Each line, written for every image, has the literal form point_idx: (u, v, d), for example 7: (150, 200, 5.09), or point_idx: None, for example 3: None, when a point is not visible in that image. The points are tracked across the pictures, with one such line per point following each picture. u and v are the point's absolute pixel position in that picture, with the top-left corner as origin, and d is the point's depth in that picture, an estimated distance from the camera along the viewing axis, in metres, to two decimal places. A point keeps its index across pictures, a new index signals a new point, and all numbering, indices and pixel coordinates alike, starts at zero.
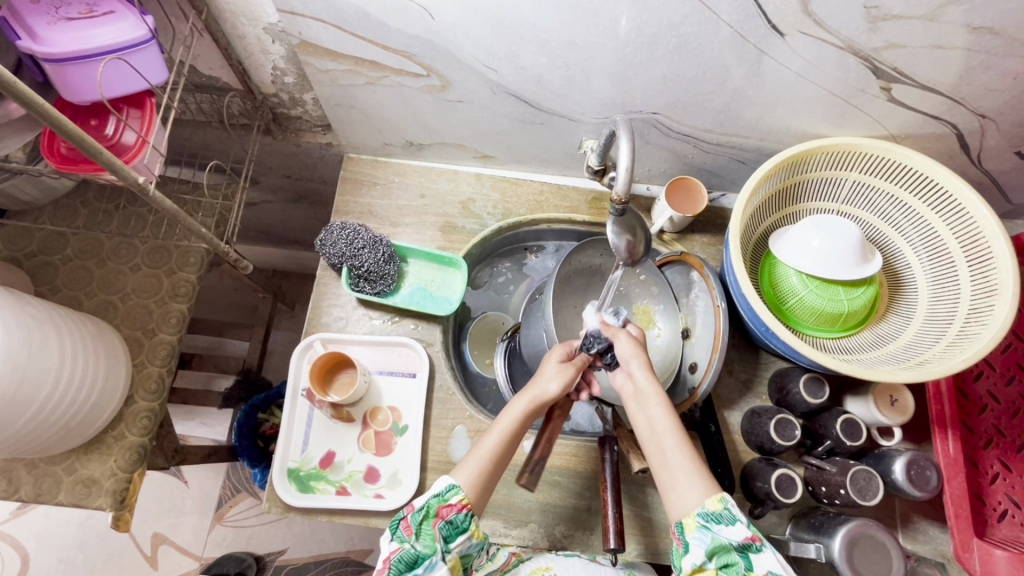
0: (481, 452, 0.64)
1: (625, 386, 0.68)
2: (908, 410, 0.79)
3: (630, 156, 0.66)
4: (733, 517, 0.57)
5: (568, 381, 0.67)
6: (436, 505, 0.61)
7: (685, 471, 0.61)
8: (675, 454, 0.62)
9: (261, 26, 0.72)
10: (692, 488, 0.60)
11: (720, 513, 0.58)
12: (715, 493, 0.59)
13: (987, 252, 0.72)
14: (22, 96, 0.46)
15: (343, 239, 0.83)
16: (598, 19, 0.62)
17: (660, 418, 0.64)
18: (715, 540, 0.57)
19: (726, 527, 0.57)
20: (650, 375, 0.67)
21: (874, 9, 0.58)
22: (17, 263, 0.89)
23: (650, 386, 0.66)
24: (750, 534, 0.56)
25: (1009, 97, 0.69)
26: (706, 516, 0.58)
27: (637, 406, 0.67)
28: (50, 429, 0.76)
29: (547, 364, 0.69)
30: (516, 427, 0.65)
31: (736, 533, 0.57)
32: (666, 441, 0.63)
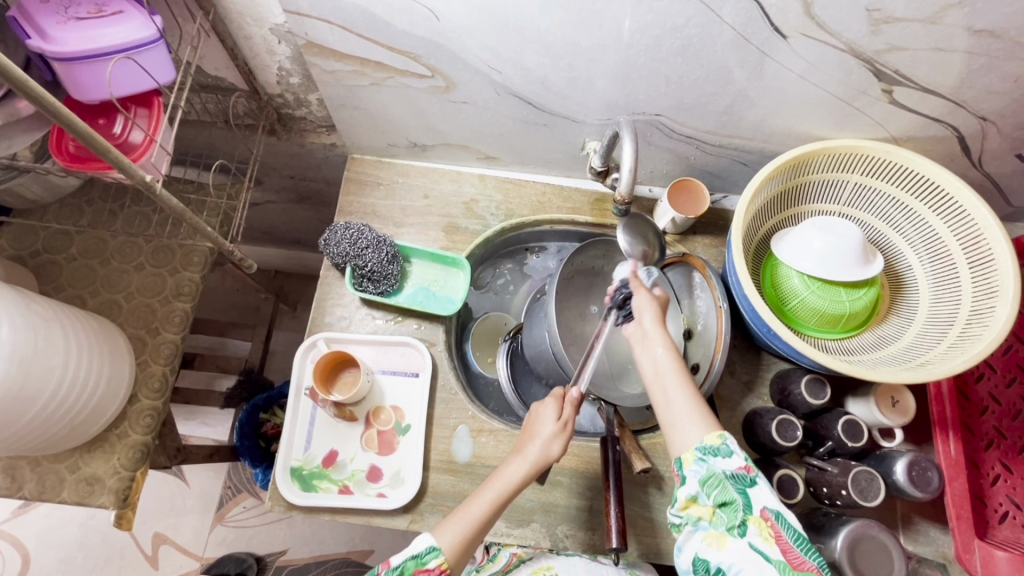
0: (467, 515, 0.64)
1: (634, 332, 0.68)
2: (909, 411, 0.80)
3: (633, 157, 0.68)
4: (729, 451, 0.57)
5: (559, 448, 0.68)
6: (413, 566, 0.61)
7: (686, 411, 0.61)
8: (676, 395, 0.62)
9: (267, 26, 0.72)
10: (692, 426, 0.60)
11: (718, 447, 0.58)
12: (714, 430, 0.59)
13: (988, 254, 0.73)
14: (32, 94, 0.46)
15: (346, 239, 0.83)
16: (603, 21, 0.62)
17: (664, 360, 0.65)
18: (709, 472, 0.58)
19: (721, 459, 0.58)
20: (659, 324, 0.67)
21: (876, 12, 0.59)
22: (22, 262, 0.89)
23: (657, 333, 0.66)
24: (745, 464, 0.57)
25: (1011, 100, 0.69)
26: (704, 450, 0.58)
27: (643, 348, 0.67)
28: (54, 427, 0.76)
29: (544, 423, 0.68)
30: (505, 495, 0.65)
31: (731, 464, 0.57)
32: (669, 381, 0.63)
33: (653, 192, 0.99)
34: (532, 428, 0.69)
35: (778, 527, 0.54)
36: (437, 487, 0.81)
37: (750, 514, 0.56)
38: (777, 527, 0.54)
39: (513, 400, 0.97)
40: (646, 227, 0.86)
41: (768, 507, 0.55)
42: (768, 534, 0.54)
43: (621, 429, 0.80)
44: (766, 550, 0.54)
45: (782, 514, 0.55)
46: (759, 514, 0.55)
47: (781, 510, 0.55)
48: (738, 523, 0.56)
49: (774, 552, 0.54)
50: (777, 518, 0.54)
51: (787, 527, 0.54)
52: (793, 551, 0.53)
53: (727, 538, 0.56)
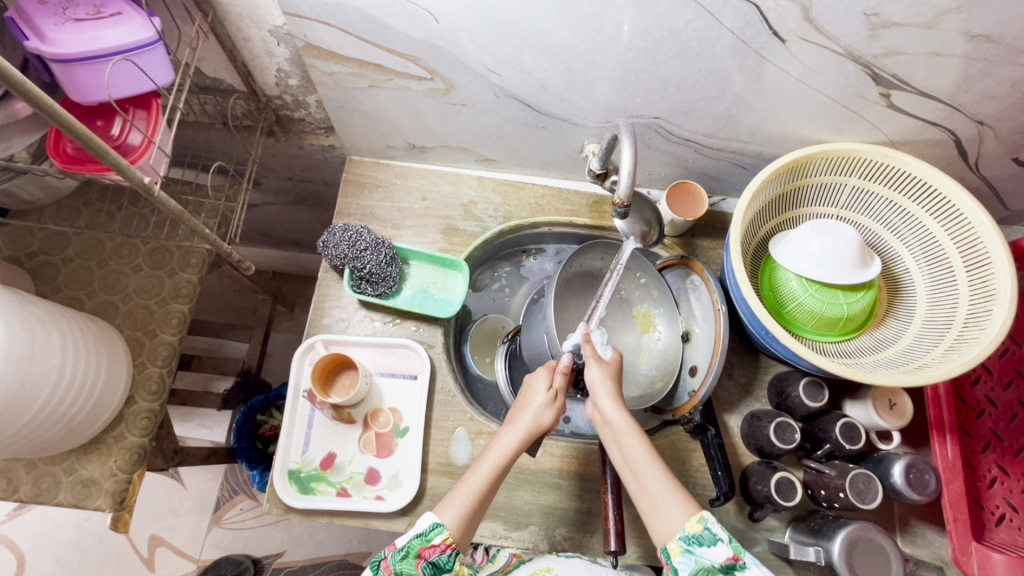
0: (465, 489, 0.64)
1: (598, 416, 0.69)
2: (906, 414, 0.80)
3: (632, 160, 0.69)
4: (713, 539, 0.56)
5: (550, 418, 0.68)
6: (419, 545, 0.61)
7: (665, 495, 0.61)
8: (652, 479, 0.62)
9: (266, 28, 0.72)
10: (674, 511, 0.60)
11: (700, 535, 0.57)
12: (694, 514, 0.58)
13: (985, 258, 0.73)
14: (30, 96, 0.46)
15: (345, 241, 0.83)
16: (602, 24, 0.62)
17: (633, 443, 0.65)
18: (698, 563, 0.57)
19: (707, 548, 0.57)
20: (617, 405, 0.67)
21: (874, 16, 0.59)
22: (18, 263, 0.89)
23: (618, 415, 0.66)
24: (732, 554, 0.56)
25: (1008, 104, 0.70)
26: (689, 540, 0.57)
27: (609, 436, 0.67)
28: (50, 429, 0.76)
29: (534, 392, 0.69)
30: (501, 464, 0.65)
31: (718, 554, 0.56)
32: (643, 467, 0.63)
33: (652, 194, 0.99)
34: (521, 401, 0.69)
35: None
36: (435, 489, 0.81)
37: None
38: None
39: (513, 403, 0.97)
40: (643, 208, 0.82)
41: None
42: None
43: None
44: None
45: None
46: None
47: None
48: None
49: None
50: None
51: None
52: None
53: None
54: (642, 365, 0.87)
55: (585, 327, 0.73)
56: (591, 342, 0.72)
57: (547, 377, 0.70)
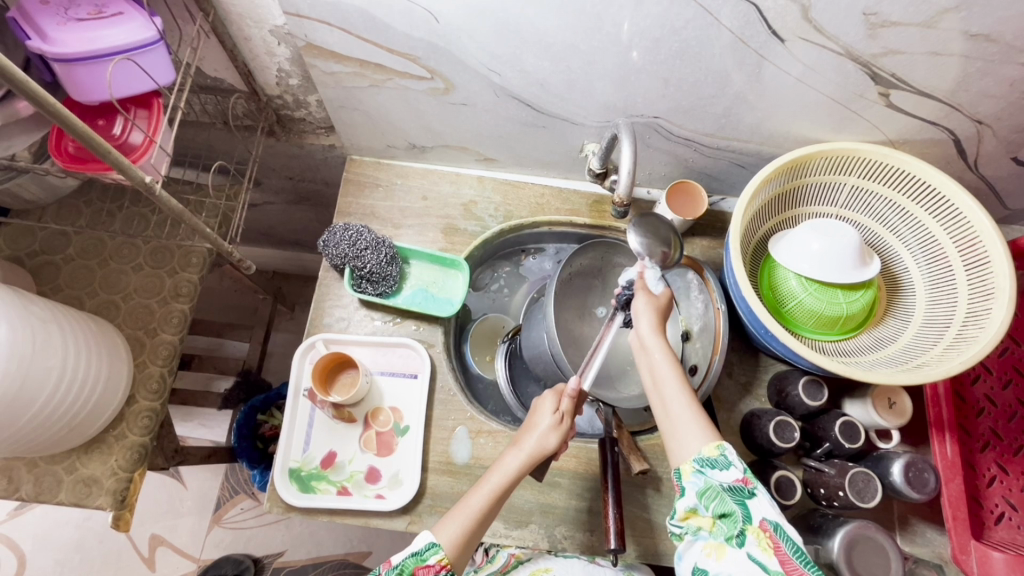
0: (465, 510, 0.64)
1: (636, 341, 0.68)
2: (906, 412, 0.80)
3: (632, 160, 0.69)
4: (726, 463, 0.57)
5: (555, 441, 0.67)
6: (413, 564, 0.61)
7: (686, 421, 0.61)
8: (678, 406, 0.62)
9: (267, 28, 0.73)
10: (692, 437, 0.60)
11: (715, 458, 0.58)
12: (712, 441, 0.59)
13: (984, 257, 0.73)
14: (32, 94, 0.47)
15: (345, 241, 0.83)
16: (602, 24, 0.63)
17: (664, 369, 0.64)
18: (707, 484, 0.57)
19: (719, 471, 0.57)
20: (657, 333, 0.66)
21: (873, 16, 0.59)
22: (19, 262, 0.89)
23: (655, 342, 0.66)
24: (741, 477, 0.56)
25: (1006, 103, 0.70)
26: (702, 461, 0.58)
27: (643, 359, 0.67)
28: (52, 428, 0.76)
29: (541, 414, 0.68)
30: (502, 487, 0.65)
31: (728, 477, 0.57)
32: (671, 393, 0.63)
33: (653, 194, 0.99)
34: (530, 421, 0.69)
35: (776, 538, 0.53)
36: (435, 488, 0.81)
37: (749, 524, 0.55)
38: (775, 539, 0.53)
39: (513, 402, 0.97)
40: (658, 225, 0.75)
41: (767, 518, 0.54)
42: (766, 544, 0.54)
43: (619, 431, 0.80)
44: (763, 560, 0.53)
45: (780, 525, 0.54)
46: (758, 524, 0.55)
47: (780, 521, 0.54)
48: (737, 532, 0.56)
49: (771, 562, 0.53)
50: (776, 530, 0.53)
51: (785, 538, 0.53)
52: (791, 562, 0.52)
53: (726, 546, 0.56)
54: None
55: (640, 265, 0.72)
56: (645, 276, 0.71)
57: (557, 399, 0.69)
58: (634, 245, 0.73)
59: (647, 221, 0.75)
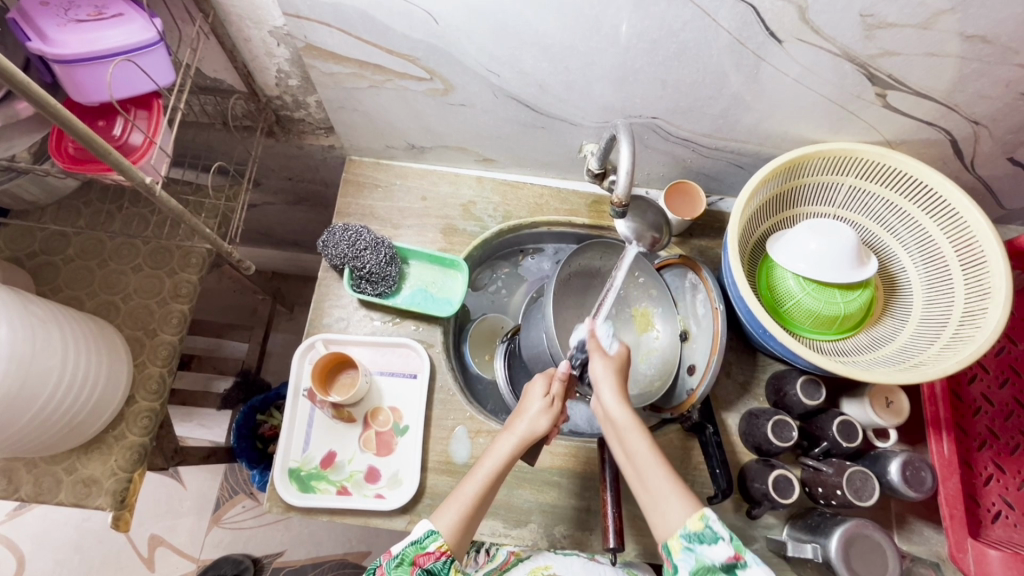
0: (460, 497, 0.64)
1: (601, 411, 0.68)
2: (903, 412, 0.81)
3: (630, 160, 0.69)
4: (714, 536, 0.55)
5: (546, 423, 0.68)
6: (413, 552, 0.62)
7: (664, 491, 0.60)
8: (654, 475, 0.61)
9: (266, 29, 0.73)
10: (674, 508, 0.58)
11: (702, 532, 0.56)
12: (695, 511, 0.57)
13: (981, 257, 0.74)
14: (33, 96, 0.47)
15: (344, 241, 0.83)
16: (600, 25, 0.63)
17: (634, 440, 0.64)
18: (698, 562, 0.56)
19: (708, 547, 0.55)
20: (620, 401, 0.66)
21: (869, 17, 0.59)
22: (19, 263, 0.89)
23: (620, 411, 0.66)
24: (732, 553, 0.54)
25: (1002, 104, 0.70)
26: (690, 537, 0.56)
27: (611, 432, 0.67)
28: (51, 428, 0.76)
29: (530, 401, 0.69)
30: (498, 470, 0.65)
31: (719, 553, 0.55)
32: (645, 463, 0.62)
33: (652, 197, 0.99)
34: (520, 408, 0.69)
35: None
36: (435, 488, 0.82)
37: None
38: None
39: (512, 401, 0.98)
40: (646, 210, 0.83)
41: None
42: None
43: None
44: None
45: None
46: None
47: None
48: None
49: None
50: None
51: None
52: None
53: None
54: (642, 364, 0.86)
55: (591, 321, 0.75)
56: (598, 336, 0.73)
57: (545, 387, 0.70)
58: (624, 231, 0.82)
59: (636, 204, 0.83)
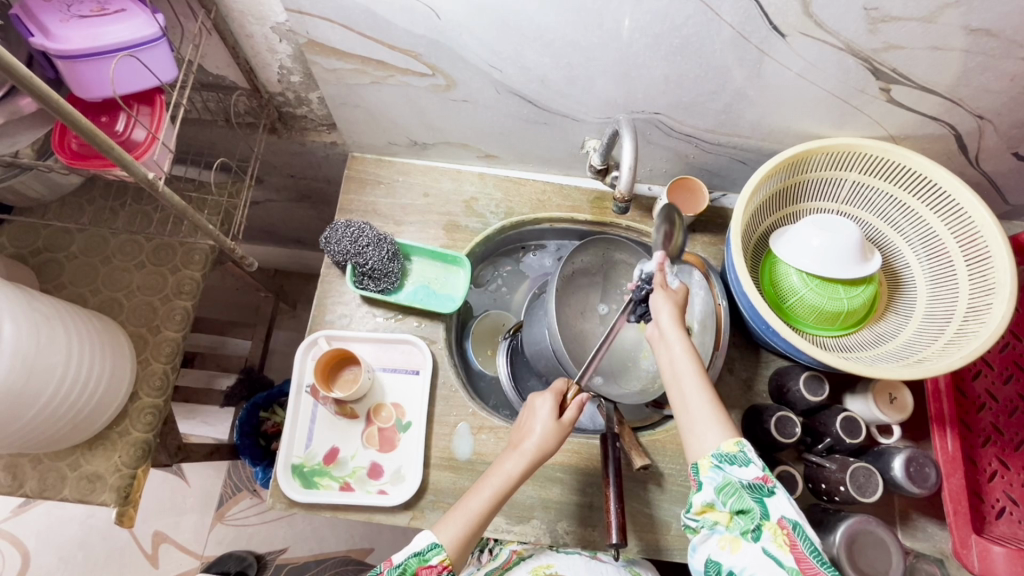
0: (466, 511, 0.65)
1: (653, 332, 0.67)
2: (907, 408, 0.80)
3: (633, 155, 0.70)
4: (746, 459, 0.56)
5: (554, 442, 0.68)
6: (415, 564, 0.61)
7: (704, 415, 0.60)
8: (697, 399, 0.61)
9: (268, 25, 0.73)
10: (711, 433, 0.59)
11: (734, 454, 0.57)
12: (732, 437, 0.58)
13: (985, 252, 0.73)
14: (35, 90, 0.47)
15: (346, 238, 0.84)
16: (602, 20, 0.63)
17: (683, 362, 0.63)
18: (726, 480, 0.56)
19: (738, 468, 0.56)
20: (676, 325, 0.64)
21: (873, 10, 0.59)
22: (22, 260, 0.90)
23: (675, 334, 0.64)
24: (762, 475, 0.56)
25: (1007, 98, 0.70)
26: (721, 456, 0.57)
27: (661, 352, 0.65)
28: (55, 424, 0.76)
29: (537, 418, 0.69)
30: (505, 488, 0.66)
31: (749, 474, 0.56)
32: (689, 387, 0.62)
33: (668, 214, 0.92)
34: (526, 422, 0.70)
35: (795, 536, 0.53)
36: (437, 484, 0.82)
37: (766, 521, 0.54)
38: (793, 537, 0.53)
39: (514, 398, 0.98)
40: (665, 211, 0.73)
41: (786, 516, 0.54)
42: (783, 541, 0.53)
43: (620, 426, 0.79)
44: (780, 555, 0.53)
45: (799, 525, 0.54)
46: (776, 521, 0.54)
47: (798, 519, 0.54)
48: (753, 527, 0.54)
49: (787, 559, 0.52)
50: (794, 528, 0.53)
51: (803, 536, 0.53)
52: (806, 560, 0.52)
53: (741, 542, 0.55)
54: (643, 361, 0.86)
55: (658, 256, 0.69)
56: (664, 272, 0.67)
57: (545, 401, 0.70)
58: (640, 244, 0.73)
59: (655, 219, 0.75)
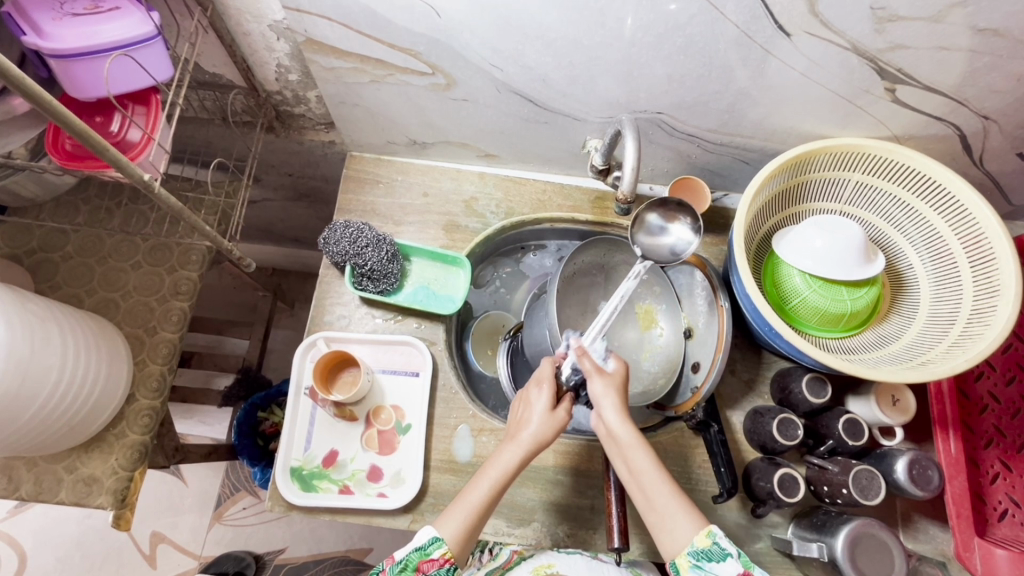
0: (466, 503, 0.64)
1: (603, 427, 0.67)
2: (910, 410, 0.80)
3: (635, 156, 0.69)
4: (721, 553, 0.56)
5: (552, 431, 0.67)
6: (417, 558, 0.61)
7: (672, 511, 0.60)
8: (660, 495, 0.61)
9: (266, 23, 0.72)
10: (682, 526, 0.59)
11: (709, 549, 0.57)
12: (702, 528, 0.58)
13: (989, 254, 0.73)
14: (29, 92, 0.46)
15: (346, 238, 0.82)
16: (605, 19, 0.62)
17: (639, 457, 0.63)
18: None
19: (716, 563, 0.56)
20: (623, 418, 0.65)
21: (880, 10, 0.58)
22: (17, 260, 0.88)
23: (623, 429, 0.64)
24: (741, 570, 0.55)
25: (1012, 99, 0.69)
26: (697, 554, 0.57)
27: (615, 450, 0.65)
28: (50, 428, 0.75)
29: (533, 410, 0.68)
30: (504, 478, 0.65)
31: (728, 569, 0.56)
32: (650, 482, 0.62)
33: (676, 253, 0.78)
34: (522, 414, 0.69)
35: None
36: (438, 486, 0.81)
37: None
38: None
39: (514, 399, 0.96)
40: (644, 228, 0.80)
41: None
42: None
43: None
44: None
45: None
46: None
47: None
48: None
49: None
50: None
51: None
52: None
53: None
54: (645, 362, 0.86)
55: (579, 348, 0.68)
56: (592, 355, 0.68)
57: (538, 391, 0.69)
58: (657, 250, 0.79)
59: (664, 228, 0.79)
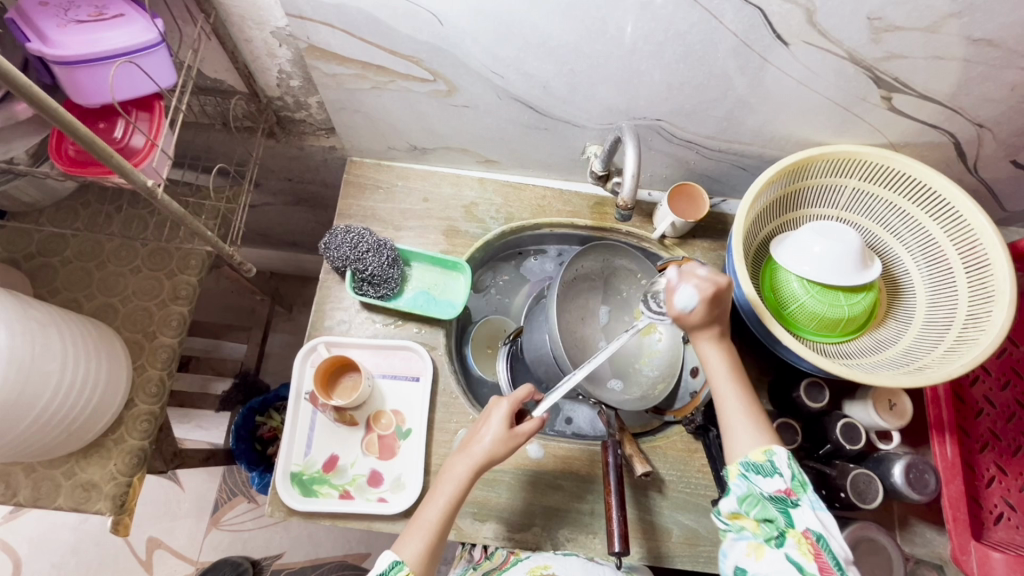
0: (422, 524, 0.65)
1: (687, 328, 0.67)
2: (906, 414, 0.81)
3: (636, 163, 0.70)
4: (772, 470, 0.58)
5: (503, 449, 0.66)
6: None
7: (738, 421, 0.63)
8: (733, 403, 0.64)
9: (268, 29, 0.72)
10: (743, 436, 0.62)
11: (761, 464, 0.59)
12: (761, 444, 0.61)
13: (984, 260, 0.74)
14: (37, 101, 0.46)
15: (347, 243, 0.83)
16: (606, 27, 0.63)
17: (717, 364, 0.66)
18: (749, 489, 0.59)
19: (763, 478, 0.59)
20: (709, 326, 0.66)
21: (877, 20, 0.59)
22: (16, 265, 0.88)
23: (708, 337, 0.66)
24: (785, 487, 0.57)
25: (1007, 107, 0.71)
26: (748, 465, 0.60)
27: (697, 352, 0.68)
28: (49, 433, 0.75)
29: (487, 421, 0.68)
30: (456, 494, 0.66)
31: (772, 485, 0.58)
32: (723, 386, 0.65)
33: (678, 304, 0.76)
34: (479, 425, 0.69)
35: (819, 546, 0.54)
36: None
37: (791, 529, 0.56)
38: (818, 548, 0.54)
39: None
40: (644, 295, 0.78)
41: (811, 527, 0.55)
42: (807, 550, 0.55)
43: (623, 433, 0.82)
44: (803, 563, 0.54)
45: (824, 536, 0.55)
46: (801, 532, 0.56)
47: (823, 531, 0.55)
48: (777, 535, 0.57)
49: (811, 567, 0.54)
50: (819, 539, 0.55)
51: (828, 548, 0.54)
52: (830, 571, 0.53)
53: (765, 549, 0.57)
54: (643, 366, 0.87)
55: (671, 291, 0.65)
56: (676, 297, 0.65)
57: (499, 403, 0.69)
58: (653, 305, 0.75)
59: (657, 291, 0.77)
